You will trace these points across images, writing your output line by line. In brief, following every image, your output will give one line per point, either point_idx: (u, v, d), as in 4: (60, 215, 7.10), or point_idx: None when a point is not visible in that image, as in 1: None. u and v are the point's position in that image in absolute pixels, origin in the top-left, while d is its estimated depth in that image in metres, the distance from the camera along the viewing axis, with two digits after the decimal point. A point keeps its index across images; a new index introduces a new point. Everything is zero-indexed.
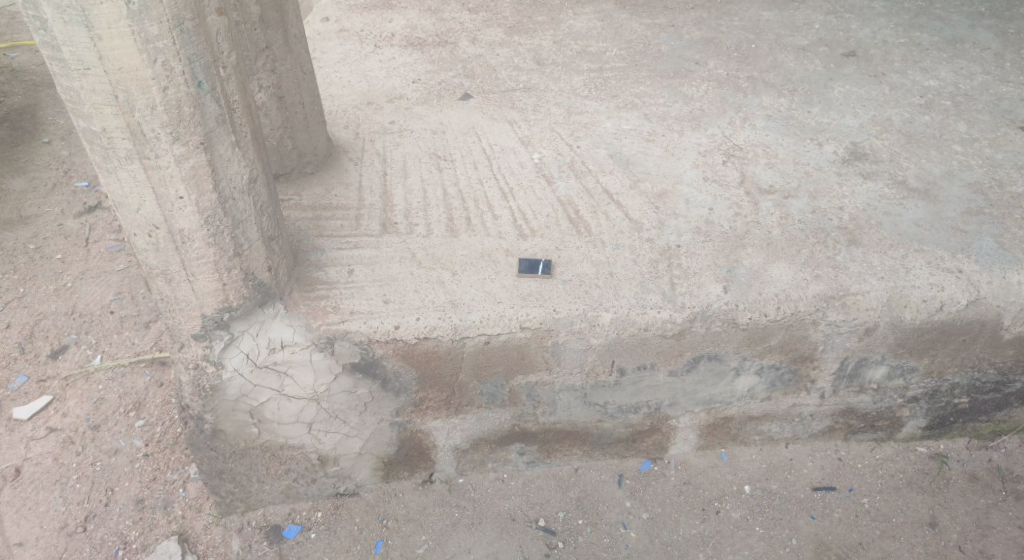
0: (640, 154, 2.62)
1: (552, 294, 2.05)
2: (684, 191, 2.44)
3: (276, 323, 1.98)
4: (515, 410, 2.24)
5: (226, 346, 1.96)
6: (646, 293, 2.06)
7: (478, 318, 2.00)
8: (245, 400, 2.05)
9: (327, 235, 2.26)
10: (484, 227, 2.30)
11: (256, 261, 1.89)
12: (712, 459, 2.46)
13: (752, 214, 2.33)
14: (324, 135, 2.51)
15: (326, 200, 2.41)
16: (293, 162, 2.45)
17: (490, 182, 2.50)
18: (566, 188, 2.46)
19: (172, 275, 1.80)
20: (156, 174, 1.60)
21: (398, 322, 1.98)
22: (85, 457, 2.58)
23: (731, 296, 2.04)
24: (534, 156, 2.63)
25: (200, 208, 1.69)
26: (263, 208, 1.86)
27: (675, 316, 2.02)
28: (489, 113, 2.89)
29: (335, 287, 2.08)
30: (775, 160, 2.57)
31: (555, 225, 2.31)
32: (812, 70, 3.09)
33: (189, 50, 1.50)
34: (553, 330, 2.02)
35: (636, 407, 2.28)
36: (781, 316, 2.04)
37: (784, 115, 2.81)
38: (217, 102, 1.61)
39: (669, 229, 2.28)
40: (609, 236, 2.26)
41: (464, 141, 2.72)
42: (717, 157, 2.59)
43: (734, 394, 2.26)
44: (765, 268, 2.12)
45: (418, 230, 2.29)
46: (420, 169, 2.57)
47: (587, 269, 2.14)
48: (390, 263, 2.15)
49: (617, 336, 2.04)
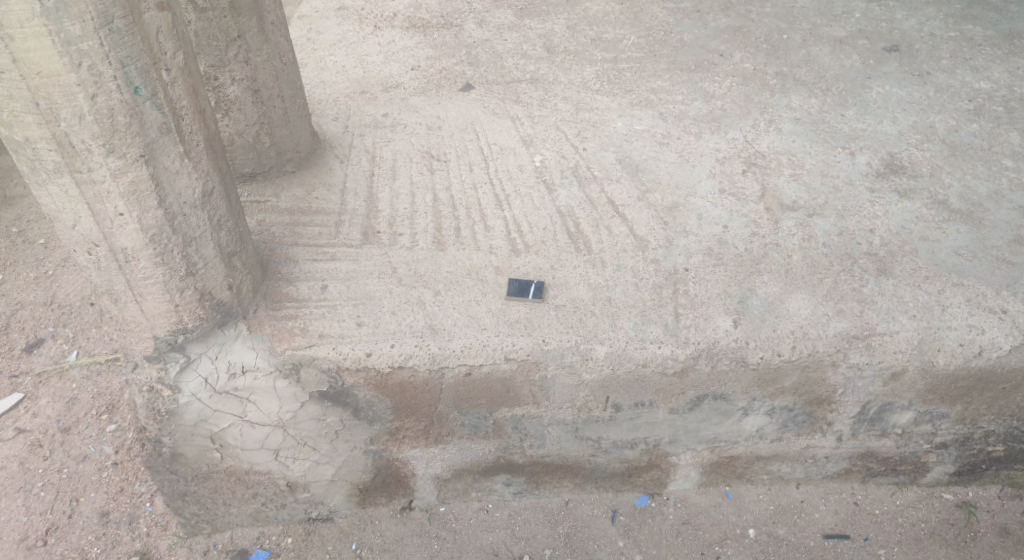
0: (651, 159, 2.39)
1: (543, 322, 1.86)
2: (696, 204, 2.21)
3: (237, 345, 1.81)
4: (499, 442, 2.06)
5: (182, 369, 1.80)
6: (647, 324, 1.86)
7: (459, 347, 1.81)
8: (204, 425, 1.88)
9: (301, 245, 2.08)
10: (474, 240, 2.10)
11: (213, 280, 1.70)
12: (716, 497, 2.26)
13: (771, 234, 2.10)
14: (307, 130, 2.31)
15: (304, 203, 2.22)
16: (271, 160, 2.24)
17: (485, 188, 2.29)
18: (567, 197, 2.25)
19: (118, 294, 1.63)
20: (90, 189, 1.41)
21: (370, 349, 1.80)
22: (53, 462, 2.46)
23: (740, 333, 1.83)
24: (535, 158, 2.40)
25: (143, 226, 1.50)
26: (221, 222, 1.67)
27: (677, 353, 1.82)
28: (490, 107, 2.66)
29: (305, 306, 1.90)
30: (800, 171, 2.33)
31: (552, 241, 2.10)
32: (848, 66, 2.81)
33: (120, 53, 1.28)
34: (542, 363, 1.83)
35: (633, 442, 2.08)
36: (797, 357, 1.83)
37: (814, 119, 2.55)
38: (159, 110, 1.40)
39: (677, 249, 2.06)
40: (610, 256, 2.05)
41: (461, 139, 2.50)
42: (737, 166, 2.36)
43: (742, 433, 2.05)
44: (781, 300, 1.91)
45: (401, 241, 2.09)
46: (410, 169, 2.36)
47: (584, 293, 1.94)
48: (368, 280, 1.97)
49: (612, 372, 1.84)
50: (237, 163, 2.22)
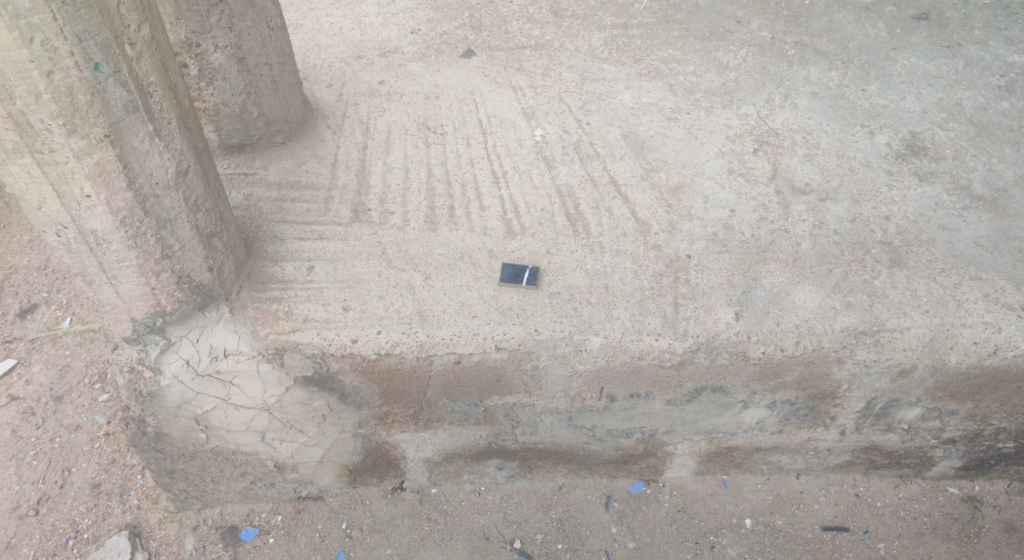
0: (658, 136, 2.27)
1: (536, 310, 1.79)
2: (702, 186, 2.11)
3: (219, 328, 1.75)
4: (491, 428, 2.01)
5: (162, 351, 1.75)
6: (644, 315, 1.78)
7: (448, 335, 1.75)
8: (187, 407, 1.84)
9: (289, 222, 2.00)
10: (468, 220, 2.02)
11: (191, 262, 1.63)
12: (712, 485, 2.21)
13: (780, 220, 2.01)
14: (297, 99, 2.22)
15: (294, 176, 2.14)
16: (260, 131, 2.16)
17: (482, 163, 2.19)
18: (567, 175, 2.15)
19: (92, 277, 1.57)
20: (54, 170, 1.33)
21: (355, 335, 1.74)
22: (45, 431, 2.45)
23: (742, 326, 1.75)
24: (536, 132, 2.30)
25: (113, 208, 1.42)
26: (199, 202, 1.59)
27: (674, 346, 1.74)
28: (491, 75, 2.55)
29: (290, 288, 1.83)
30: (815, 151, 2.21)
31: (550, 223, 2.01)
32: (873, 36, 2.65)
33: (77, 27, 1.19)
34: (534, 354, 1.76)
35: (628, 432, 2.02)
36: (801, 352, 1.74)
37: (833, 94, 2.42)
38: (124, 87, 1.31)
39: (680, 234, 1.97)
40: (609, 240, 1.96)
41: (460, 110, 2.39)
42: (748, 144, 2.24)
43: (741, 425, 1.98)
44: (787, 291, 1.82)
45: (393, 220, 2.02)
46: (405, 142, 2.26)
47: (580, 279, 1.86)
48: (356, 261, 1.90)
49: (606, 364, 1.77)
50: (224, 134, 2.12)
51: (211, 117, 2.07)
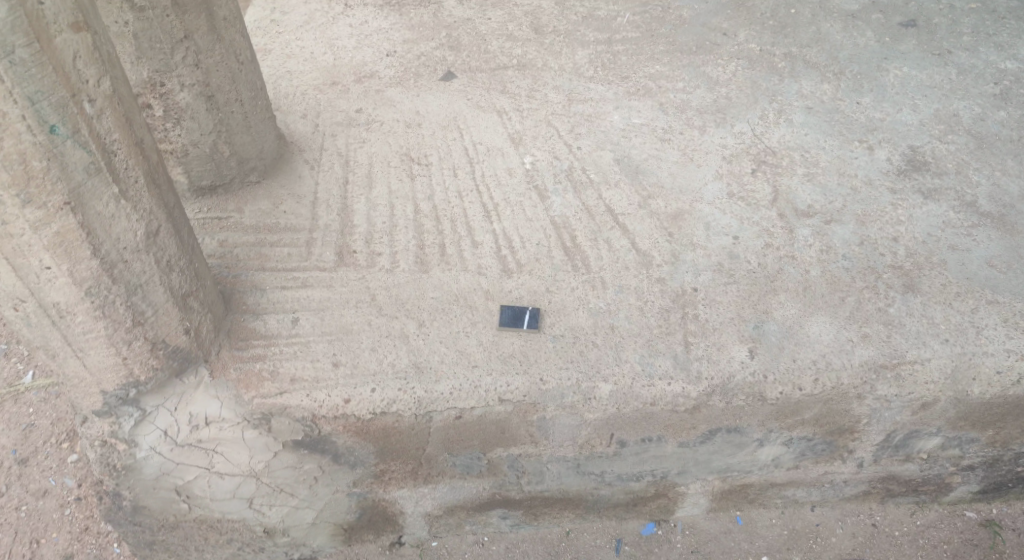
0: (652, 159, 2.18)
1: (540, 356, 1.69)
2: (703, 211, 2.02)
3: (199, 394, 1.62)
4: (494, 479, 1.90)
5: (138, 422, 1.61)
6: (654, 357, 1.68)
7: (448, 389, 1.64)
8: (167, 478, 1.70)
9: (269, 269, 1.87)
10: (461, 259, 1.90)
11: (166, 327, 1.50)
12: (726, 522, 2.12)
13: (786, 245, 1.92)
14: (271, 134, 2.08)
15: (271, 218, 2.00)
16: (232, 171, 2.02)
17: (471, 196, 2.08)
18: (562, 205, 2.04)
19: (56, 350, 1.42)
20: (8, 244, 1.18)
21: (348, 395, 1.62)
22: (10, 498, 2.27)
23: (757, 365, 1.67)
24: (525, 159, 2.19)
25: (77, 279, 1.28)
26: (172, 262, 1.46)
27: (688, 389, 1.65)
28: (474, 99, 2.43)
29: (275, 344, 1.70)
30: (814, 169, 2.14)
31: (547, 258, 1.91)
32: (862, 45, 2.59)
33: (28, 88, 1.05)
34: (540, 404, 1.65)
35: (639, 475, 1.93)
36: (820, 390, 1.66)
37: (827, 108, 2.35)
38: (84, 148, 1.17)
39: (684, 265, 1.88)
40: (611, 275, 1.86)
41: (444, 138, 2.27)
42: (745, 165, 2.16)
43: (756, 462, 1.90)
44: (800, 324, 1.74)
45: (380, 262, 1.89)
46: (387, 175, 2.14)
47: (584, 320, 1.76)
48: (344, 310, 1.78)
49: (616, 411, 1.67)
50: (194, 176, 1.98)
51: (179, 159, 1.93)
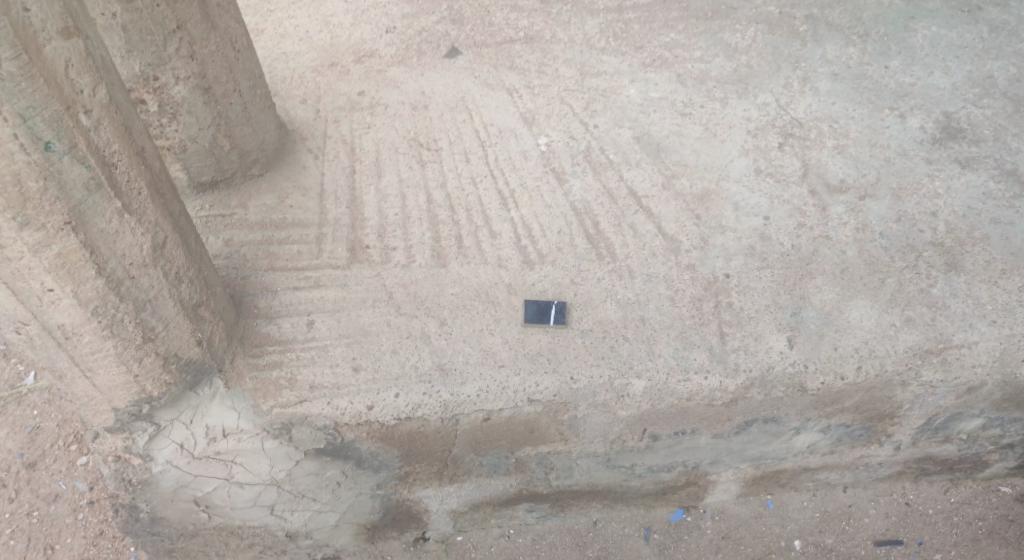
0: (674, 135, 2.07)
1: (569, 353, 1.61)
2: (730, 190, 1.92)
3: (215, 406, 1.54)
4: (522, 477, 1.83)
5: (152, 437, 1.53)
6: (689, 350, 1.61)
7: (475, 391, 1.56)
8: (185, 490, 1.62)
9: (279, 269, 1.78)
10: (480, 251, 1.82)
11: (178, 340, 1.41)
12: (756, 506, 2.07)
13: (820, 224, 1.83)
14: (271, 124, 1.98)
15: (277, 213, 1.90)
16: (234, 165, 1.92)
17: (486, 182, 1.98)
18: (582, 189, 1.94)
19: (63, 371, 1.35)
20: (6, 268, 1.10)
21: (371, 401, 1.55)
22: (19, 505, 2.15)
23: (797, 355, 1.59)
24: (540, 140, 2.08)
25: (82, 299, 1.20)
26: (181, 274, 1.37)
27: (726, 384, 1.58)
28: (482, 76, 2.31)
29: (291, 350, 1.62)
30: (844, 141, 2.03)
31: (570, 247, 1.82)
32: (887, 3, 2.46)
33: (19, 103, 0.95)
34: (572, 404, 1.58)
35: (670, 466, 1.87)
36: (862, 379, 1.59)
37: (854, 74, 2.23)
38: (82, 163, 1.08)
39: (714, 249, 1.79)
40: (638, 262, 1.77)
41: (453, 120, 2.16)
42: (772, 138, 2.05)
43: (792, 450, 1.84)
44: (840, 309, 1.66)
45: (395, 257, 1.80)
46: (396, 163, 2.03)
47: (613, 312, 1.68)
48: (360, 310, 1.69)
49: (651, 408, 1.60)
50: (194, 172, 1.88)
51: (178, 155, 1.82)
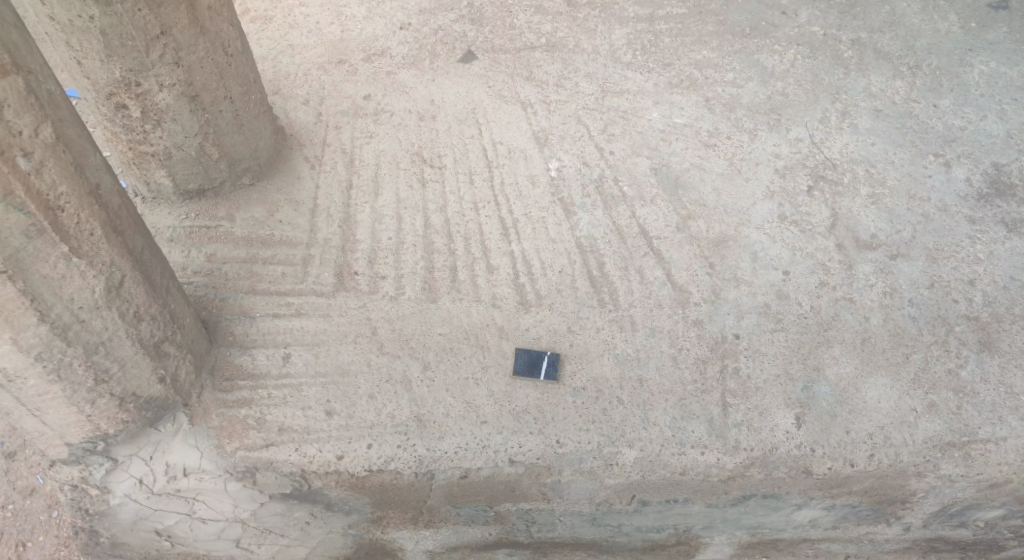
0: (695, 169, 1.92)
1: (557, 413, 1.50)
2: (749, 238, 1.78)
3: (177, 444, 1.46)
4: (502, 527, 1.74)
5: (110, 471, 1.46)
6: (688, 421, 1.49)
7: (452, 449, 1.47)
8: (146, 522, 1.55)
9: (260, 292, 1.68)
10: (474, 287, 1.70)
11: (138, 380, 1.33)
12: None
13: (844, 286, 1.69)
14: (265, 130, 1.87)
15: (265, 228, 1.80)
16: (222, 173, 1.81)
17: (489, 208, 1.85)
18: (590, 225, 1.81)
19: (12, 409, 1.27)
20: None
21: (342, 451, 1.46)
22: None
23: (805, 437, 1.47)
24: (551, 164, 1.95)
25: (23, 346, 1.11)
26: (141, 311, 1.28)
27: (724, 461, 1.46)
28: (496, 86, 2.17)
29: (263, 388, 1.52)
30: (880, 190, 1.87)
31: (570, 289, 1.69)
32: (944, 32, 2.26)
33: None
34: (556, 469, 1.47)
35: (660, 527, 1.76)
36: (875, 468, 1.46)
37: (899, 111, 2.06)
38: (21, 209, 0.97)
39: (726, 305, 1.66)
40: (642, 314, 1.64)
41: (461, 134, 2.03)
42: (801, 181, 1.90)
43: (791, 522, 1.72)
44: (855, 387, 1.53)
45: (384, 287, 1.69)
46: (396, 180, 1.91)
47: (609, 370, 1.56)
48: (341, 346, 1.59)
49: (641, 479, 1.47)
50: (180, 179, 1.78)
51: (162, 161, 1.73)
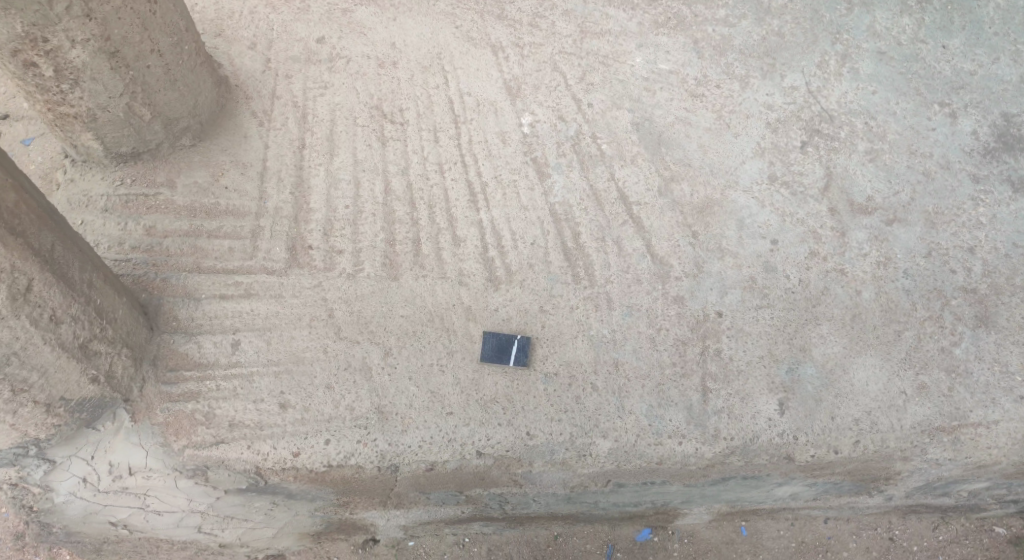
0: (679, 124, 1.77)
1: (528, 401, 1.41)
2: (735, 202, 1.65)
3: (119, 442, 1.36)
4: (475, 505, 1.67)
5: (50, 471, 1.37)
6: (665, 409, 1.40)
7: (416, 442, 1.38)
8: (97, 516, 1.47)
9: (205, 270, 1.55)
10: (439, 262, 1.57)
11: (64, 383, 1.22)
12: (729, 532, 1.89)
13: (835, 255, 1.57)
14: (203, 83, 1.68)
15: (209, 196, 1.64)
16: (158, 135, 1.64)
17: (455, 170, 1.70)
18: (564, 189, 1.67)
19: None
20: None
21: (298, 447, 1.37)
22: None
23: (788, 424, 1.39)
24: (523, 118, 1.78)
25: None
26: (58, 314, 1.15)
27: (703, 451, 1.38)
28: (464, 26, 1.96)
29: (211, 379, 1.42)
30: (879, 145, 1.73)
31: (541, 264, 1.57)
32: None
33: None
34: (526, 460, 1.39)
35: (638, 502, 1.70)
36: (861, 455, 1.39)
37: (904, 54, 1.88)
38: None
39: (709, 279, 1.55)
40: (619, 291, 1.53)
41: (425, 83, 1.85)
42: (794, 136, 1.75)
43: (771, 496, 1.66)
44: (844, 368, 1.44)
45: (340, 263, 1.56)
46: (353, 139, 1.74)
47: (582, 353, 1.46)
48: (295, 331, 1.48)
49: (615, 468, 1.39)
50: (110, 142, 1.60)
51: (87, 124, 1.55)
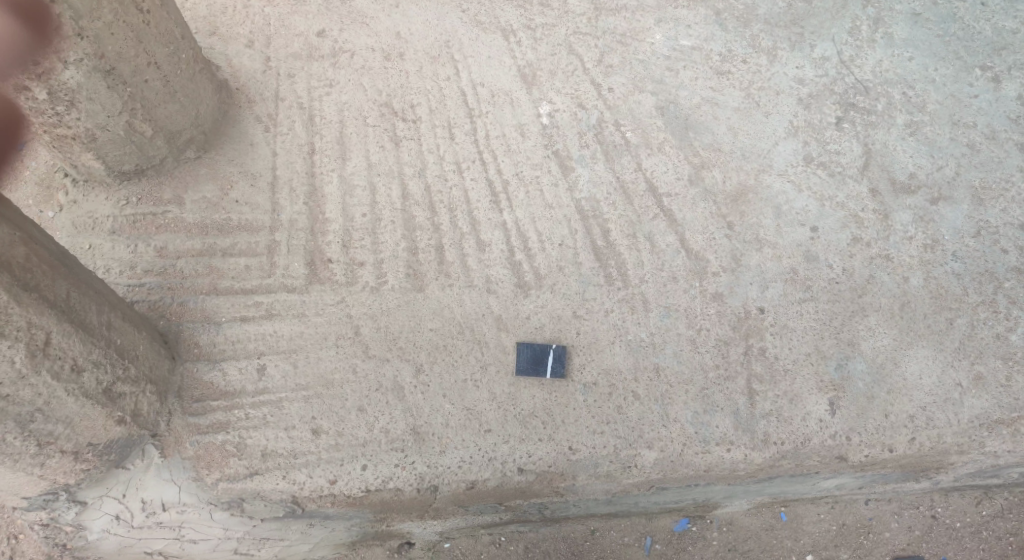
0: (706, 105, 1.67)
1: (568, 415, 1.37)
2: (770, 187, 1.57)
3: (150, 479, 1.31)
4: (514, 512, 1.60)
5: (80, 512, 1.32)
6: (712, 414, 1.36)
7: (457, 462, 1.34)
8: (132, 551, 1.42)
9: (223, 292, 1.48)
10: (465, 270, 1.50)
11: (92, 430, 1.17)
12: (768, 518, 1.75)
13: (879, 240, 1.50)
14: (204, 91, 1.58)
15: (220, 212, 1.57)
16: (161, 149, 1.55)
17: (475, 169, 1.62)
18: (591, 183, 1.59)
19: None
20: None
21: (335, 475, 1.33)
22: None
23: (840, 425, 1.35)
24: (541, 108, 1.69)
25: None
26: (80, 363, 1.09)
27: (753, 456, 1.33)
28: (471, 9, 1.84)
29: (238, 408, 1.37)
30: (919, 117, 1.64)
31: (572, 266, 1.50)
32: None
33: None
34: (570, 476, 1.33)
35: (680, 499, 1.62)
36: (918, 453, 1.35)
37: (940, 14, 1.77)
38: None
39: (748, 273, 1.48)
40: (655, 290, 1.47)
41: (434, 75, 1.75)
42: (828, 111, 1.66)
43: (816, 487, 1.61)
44: (895, 361, 1.40)
45: (363, 276, 1.50)
46: (365, 140, 1.66)
47: (621, 360, 1.41)
48: (322, 352, 1.42)
49: (663, 479, 1.34)
50: (111, 161, 1.52)
51: (87, 145, 1.46)
